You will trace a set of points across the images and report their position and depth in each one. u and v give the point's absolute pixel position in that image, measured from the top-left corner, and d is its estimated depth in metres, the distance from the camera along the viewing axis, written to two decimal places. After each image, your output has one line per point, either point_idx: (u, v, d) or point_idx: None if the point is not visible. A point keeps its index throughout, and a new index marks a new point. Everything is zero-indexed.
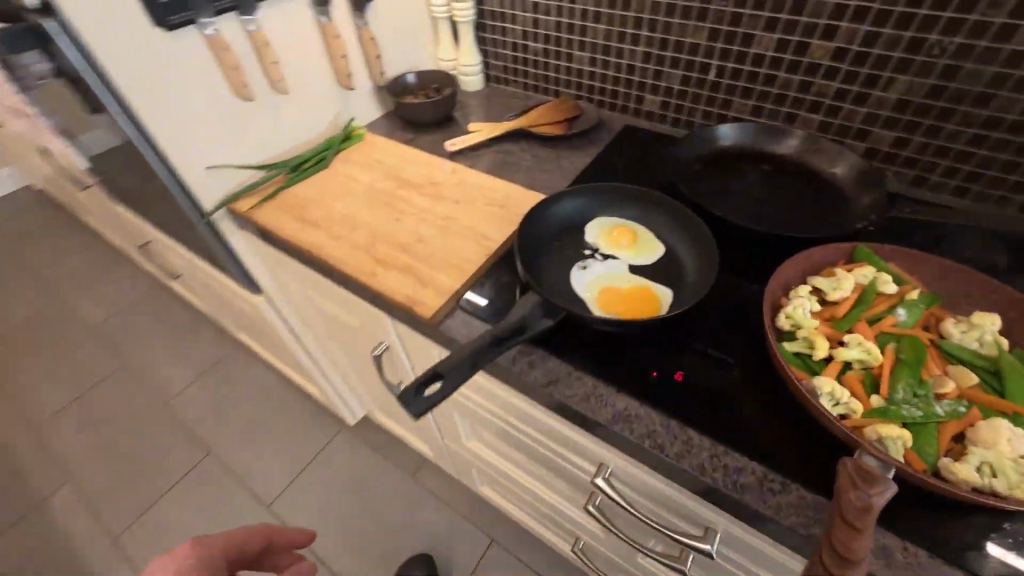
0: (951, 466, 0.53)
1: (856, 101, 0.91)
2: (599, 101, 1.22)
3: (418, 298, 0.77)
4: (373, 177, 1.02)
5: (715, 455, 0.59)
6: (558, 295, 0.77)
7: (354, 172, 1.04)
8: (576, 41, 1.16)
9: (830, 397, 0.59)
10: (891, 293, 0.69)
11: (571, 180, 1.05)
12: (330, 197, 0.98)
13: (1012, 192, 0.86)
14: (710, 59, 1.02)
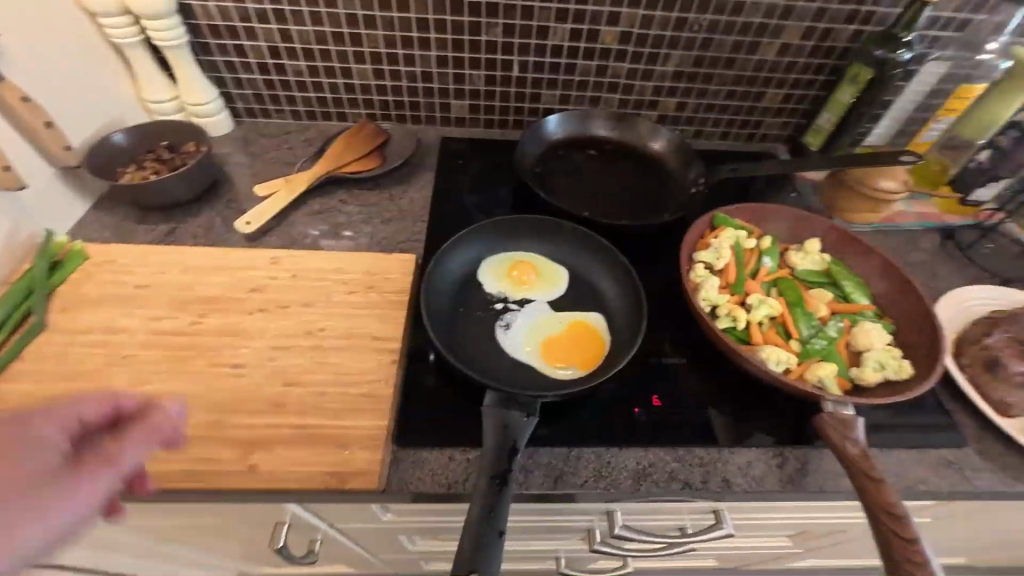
0: (863, 375, 0.67)
1: (644, 78, 1.00)
2: (399, 116, 1.05)
3: (344, 470, 0.56)
4: (147, 317, 0.67)
5: (728, 462, 0.62)
6: (502, 373, 0.66)
7: (105, 320, 0.66)
8: (349, 52, 0.94)
9: (776, 362, 0.67)
10: (751, 246, 0.81)
11: (422, 222, 0.89)
12: (88, 379, 0.60)
13: (756, 129, 1.09)
14: (510, 55, 0.96)
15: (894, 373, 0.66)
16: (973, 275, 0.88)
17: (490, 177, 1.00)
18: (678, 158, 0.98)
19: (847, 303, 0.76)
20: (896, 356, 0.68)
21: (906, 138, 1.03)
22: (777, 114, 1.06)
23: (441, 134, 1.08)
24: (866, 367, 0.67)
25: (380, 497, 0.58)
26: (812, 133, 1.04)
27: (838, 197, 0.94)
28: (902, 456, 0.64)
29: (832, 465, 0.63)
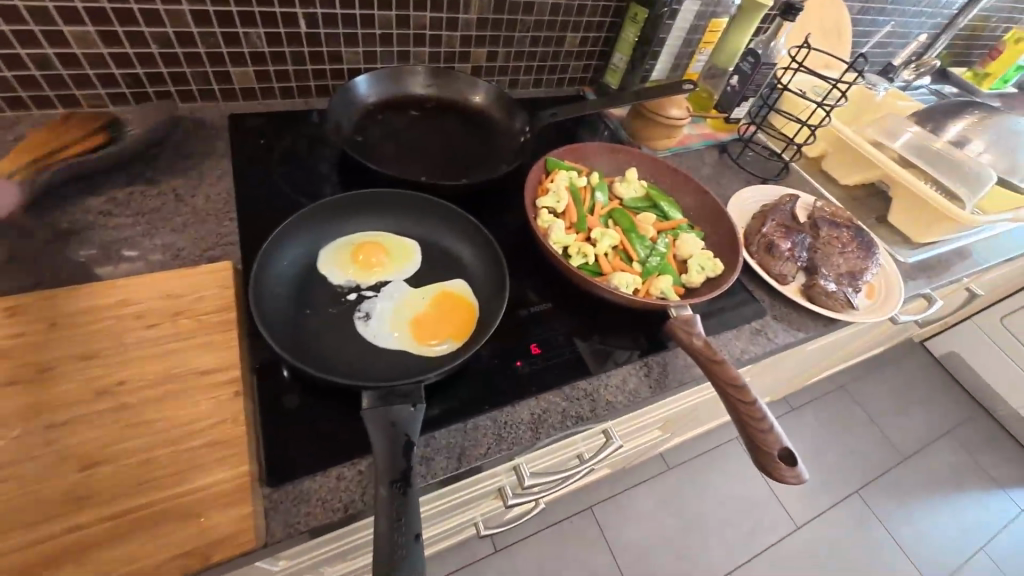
0: (691, 279, 0.78)
1: (450, 28, 0.96)
2: (160, 92, 0.83)
3: (200, 543, 0.45)
4: None
5: (607, 385, 0.67)
6: (373, 368, 0.59)
7: None
8: (49, 10, 0.68)
9: (626, 286, 0.73)
10: (584, 184, 0.86)
11: (230, 221, 0.73)
12: None
13: (562, 74, 1.15)
14: (291, 7, 0.81)
15: (711, 271, 0.78)
16: (744, 178, 1.09)
17: (304, 155, 0.86)
18: (501, 109, 0.97)
19: (667, 220, 0.87)
20: (710, 257, 0.80)
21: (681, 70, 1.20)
22: (578, 57, 1.13)
23: (227, 111, 0.88)
24: (692, 271, 0.78)
25: (262, 555, 0.48)
26: (610, 72, 1.13)
27: (640, 127, 1.06)
28: (728, 338, 0.77)
29: (685, 359, 0.72)
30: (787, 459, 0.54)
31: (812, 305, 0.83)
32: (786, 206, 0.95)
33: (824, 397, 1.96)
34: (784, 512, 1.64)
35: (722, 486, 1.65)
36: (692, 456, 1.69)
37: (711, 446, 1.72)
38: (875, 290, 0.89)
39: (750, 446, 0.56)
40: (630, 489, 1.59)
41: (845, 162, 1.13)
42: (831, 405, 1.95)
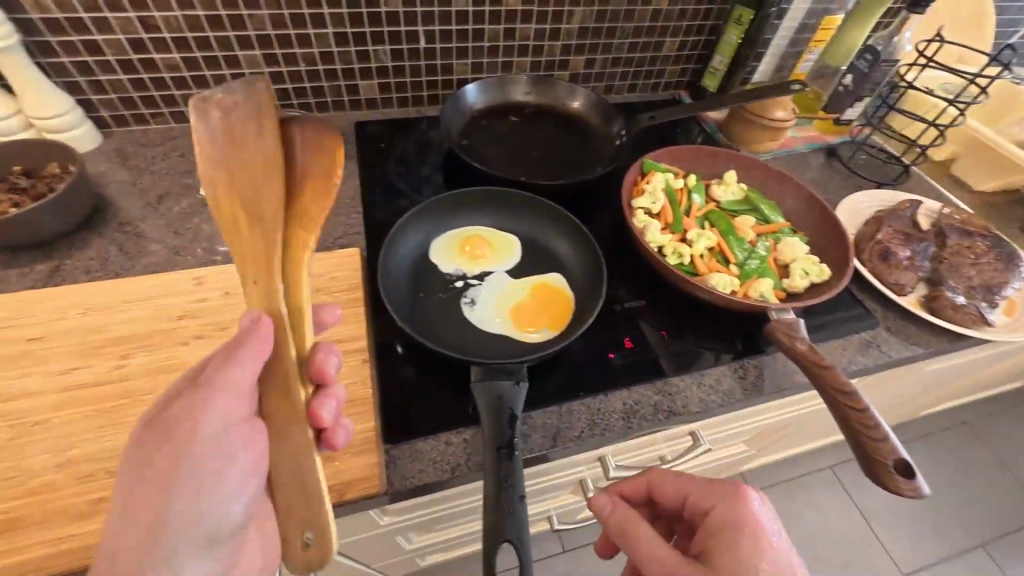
0: (793, 284, 0.75)
1: (552, 38, 1.01)
2: (302, 104, 0.98)
3: (335, 482, 0.53)
4: (64, 367, 0.58)
5: (701, 383, 0.67)
6: (478, 347, 0.65)
7: (13, 381, 0.56)
8: (230, 38, 0.85)
9: (722, 286, 0.73)
10: (681, 187, 0.86)
11: (356, 214, 0.83)
12: (9, 452, 0.52)
13: (658, 78, 1.15)
14: (413, 26, 0.92)
15: (817, 276, 0.75)
16: (854, 183, 1.02)
17: (418, 158, 0.95)
18: (598, 114, 1.01)
19: (768, 224, 0.84)
20: (816, 262, 0.77)
21: (787, 71, 1.14)
22: (675, 62, 1.13)
23: (354, 120, 1.01)
24: (794, 276, 0.75)
25: (381, 501, 0.55)
26: (709, 75, 1.12)
27: (740, 129, 1.03)
28: (832, 346, 0.74)
29: (785, 365, 0.70)
30: (904, 471, 0.51)
31: (933, 317, 0.76)
32: (906, 212, 0.88)
33: (943, 432, 1.74)
34: (886, 556, 1.47)
35: (814, 517, 1.52)
36: (779, 480, 1.57)
37: (801, 471, 1.59)
38: (1016, 308, 0.79)
39: (861, 455, 0.53)
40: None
41: (982, 166, 1.02)
42: (952, 444, 1.72)
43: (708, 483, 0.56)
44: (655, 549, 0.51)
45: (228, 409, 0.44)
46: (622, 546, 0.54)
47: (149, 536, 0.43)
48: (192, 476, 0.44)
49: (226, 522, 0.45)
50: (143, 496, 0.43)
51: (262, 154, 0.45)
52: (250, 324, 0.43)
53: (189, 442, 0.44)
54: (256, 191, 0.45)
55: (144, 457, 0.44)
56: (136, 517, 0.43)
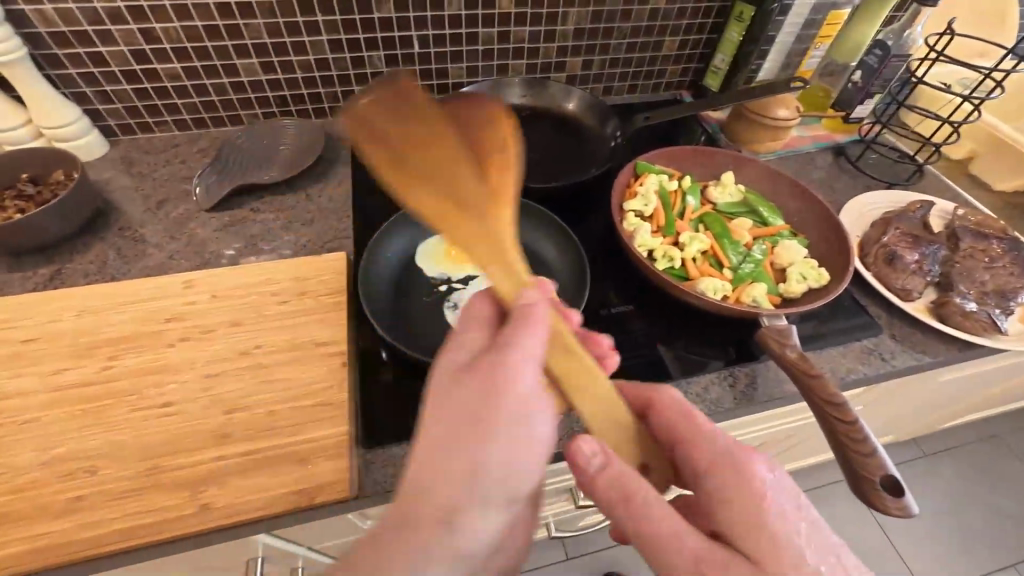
0: (789, 290, 0.72)
1: (548, 40, 1.01)
2: (300, 111, 1.00)
3: (305, 487, 0.53)
4: (55, 368, 0.60)
5: (688, 391, 0.64)
6: None
7: (6, 381, 0.58)
8: (228, 47, 0.88)
9: (713, 291, 0.70)
10: (675, 189, 0.84)
11: (347, 218, 0.84)
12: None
13: (659, 78, 1.13)
14: (407, 31, 0.93)
15: (815, 282, 0.72)
16: (864, 183, 0.98)
17: None
18: (593, 116, 0.99)
19: (766, 227, 0.81)
20: (814, 266, 0.74)
21: (792, 69, 1.10)
22: (676, 61, 1.11)
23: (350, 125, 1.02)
24: (791, 281, 0.73)
25: (353, 507, 0.55)
26: (711, 74, 1.09)
27: (742, 129, 1.00)
28: (831, 353, 0.70)
29: (777, 374, 0.67)
30: (892, 489, 0.48)
31: (942, 324, 0.72)
32: (915, 214, 0.84)
33: (972, 445, 1.65)
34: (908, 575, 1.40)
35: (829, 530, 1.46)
36: None
37: (817, 483, 1.53)
38: None
39: (847, 470, 0.51)
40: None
41: (1002, 164, 0.97)
42: (981, 456, 1.63)
43: (721, 441, 0.48)
44: (662, 522, 0.43)
45: (532, 375, 0.43)
46: (614, 509, 0.45)
47: (445, 510, 0.39)
48: (493, 449, 0.41)
49: (513, 495, 0.42)
50: (436, 464, 0.40)
51: (438, 138, 0.53)
52: (533, 302, 0.46)
53: (490, 408, 0.42)
54: (444, 180, 0.52)
55: (432, 420, 0.42)
56: (435, 487, 0.40)
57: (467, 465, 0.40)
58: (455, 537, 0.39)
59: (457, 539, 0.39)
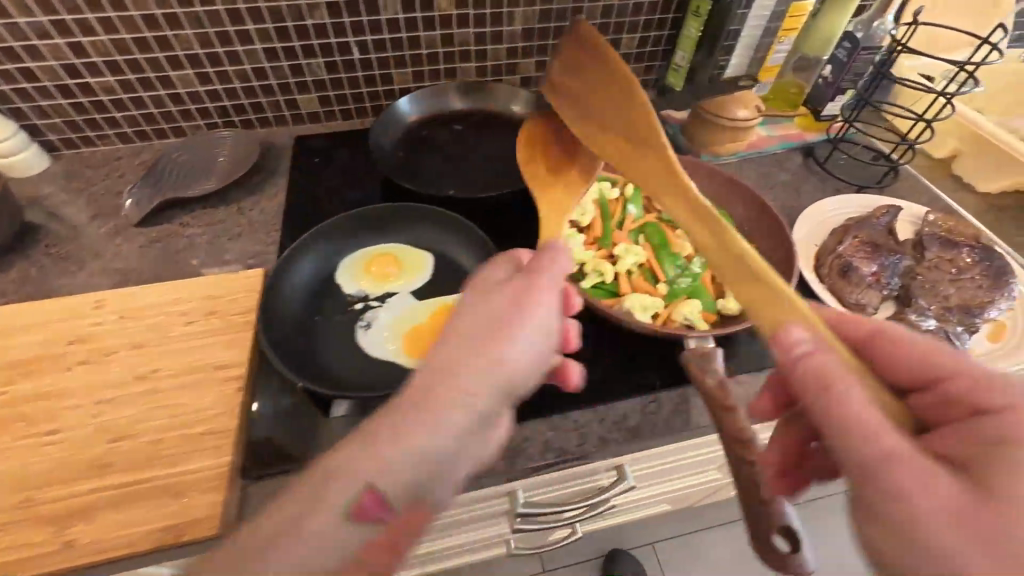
0: (726, 306, 0.67)
1: (495, 42, 0.97)
2: (244, 121, 0.98)
3: (179, 522, 0.51)
4: None
5: (603, 419, 0.60)
6: (364, 376, 0.62)
7: None
8: (160, 59, 0.86)
9: (641, 309, 0.66)
10: (616, 197, 0.79)
11: (276, 232, 0.82)
12: None
13: None
14: (344, 37, 0.90)
15: None
16: (832, 186, 0.91)
17: (353, 171, 0.93)
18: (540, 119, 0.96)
19: None
20: None
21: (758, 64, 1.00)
22: (638, 59, 1.05)
23: (296, 134, 1.00)
24: (729, 296, 0.67)
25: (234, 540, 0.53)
26: (672, 73, 1.03)
27: (702, 132, 0.93)
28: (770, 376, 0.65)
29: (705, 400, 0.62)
30: (788, 533, 0.46)
31: None
32: (881, 219, 0.78)
33: None
34: None
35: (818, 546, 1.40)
36: None
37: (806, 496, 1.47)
38: (1003, 333, 0.68)
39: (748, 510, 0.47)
40: (707, 528, 1.51)
41: (986, 163, 0.89)
42: None
43: (1012, 388, 0.38)
44: (867, 414, 0.36)
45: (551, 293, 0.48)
46: (811, 406, 0.39)
47: (443, 387, 0.42)
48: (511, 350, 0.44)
49: (501, 397, 0.44)
50: (454, 359, 0.43)
51: (620, 99, 0.64)
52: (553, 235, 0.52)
53: (513, 313, 0.46)
54: (621, 124, 0.64)
55: (458, 323, 0.46)
56: (441, 369, 0.43)
57: (481, 362, 0.43)
58: (465, 414, 0.41)
59: (473, 421, 0.42)
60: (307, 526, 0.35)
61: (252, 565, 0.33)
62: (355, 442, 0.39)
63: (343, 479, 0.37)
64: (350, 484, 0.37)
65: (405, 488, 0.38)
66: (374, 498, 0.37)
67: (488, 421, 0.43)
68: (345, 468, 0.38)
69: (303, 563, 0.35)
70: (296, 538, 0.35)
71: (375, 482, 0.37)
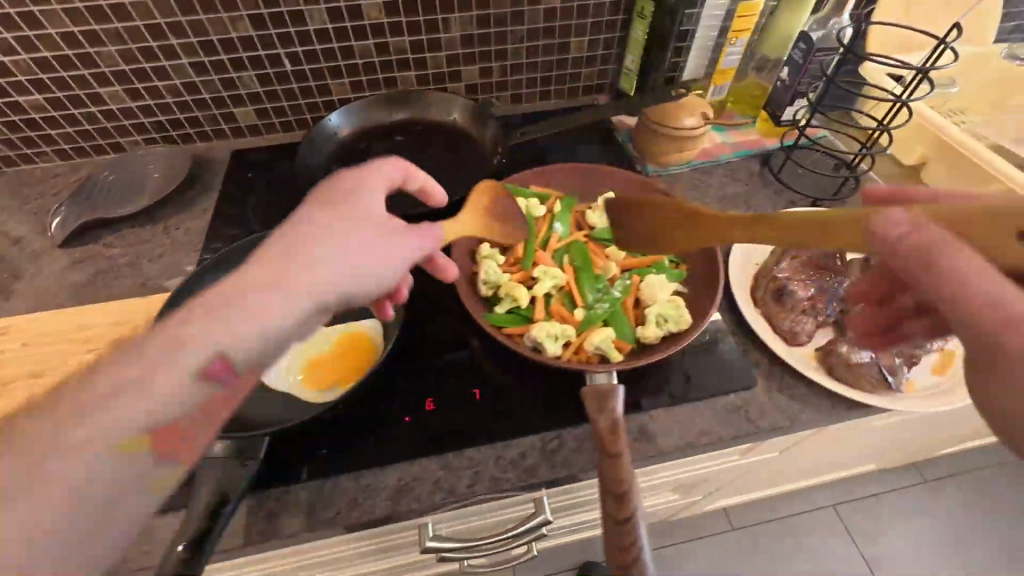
0: (643, 335, 0.62)
1: (433, 49, 0.93)
2: (181, 136, 0.96)
3: None
4: None
5: (500, 457, 0.57)
6: (257, 411, 0.60)
7: None
8: (86, 76, 0.84)
9: (549, 337, 0.62)
10: (544, 214, 0.75)
11: (198, 252, 0.81)
12: None
13: (574, 83, 1.03)
14: (273, 49, 0.88)
15: (674, 325, 0.62)
16: (786, 198, 0.85)
17: (286, 187, 0.91)
18: (480, 129, 0.92)
19: (641, 256, 0.72)
20: (677, 305, 0.64)
21: (710, 66, 0.92)
22: (590, 63, 1.00)
23: (235, 147, 0.99)
24: (647, 323, 0.63)
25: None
26: (624, 77, 0.99)
27: (648, 142, 0.88)
28: (686, 412, 0.60)
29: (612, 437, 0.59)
30: None
31: (828, 378, 0.60)
32: None
33: (966, 478, 1.47)
34: None
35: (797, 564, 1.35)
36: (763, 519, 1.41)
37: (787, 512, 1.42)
38: (949, 365, 0.62)
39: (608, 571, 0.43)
40: (685, 542, 1.40)
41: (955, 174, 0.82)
42: (985, 487, 1.46)
43: None
44: (974, 268, 0.35)
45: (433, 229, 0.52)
46: (917, 258, 0.36)
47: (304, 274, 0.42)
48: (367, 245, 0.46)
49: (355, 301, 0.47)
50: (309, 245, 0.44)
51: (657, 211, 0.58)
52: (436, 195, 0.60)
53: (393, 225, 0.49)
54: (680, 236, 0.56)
55: (331, 216, 0.46)
56: (306, 258, 0.43)
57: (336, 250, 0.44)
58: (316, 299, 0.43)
59: (325, 305, 0.43)
60: (146, 385, 0.36)
61: (86, 415, 0.34)
62: (203, 310, 0.39)
63: (186, 347, 0.37)
64: (196, 349, 0.37)
65: (254, 356, 0.40)
66: (222, 363, 0.38)
67: (343, 305, 0.46)
68: (192, 334, 0.38)
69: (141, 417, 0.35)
70: (136, 395, 0.35)
71: (227, 350, 0.38)
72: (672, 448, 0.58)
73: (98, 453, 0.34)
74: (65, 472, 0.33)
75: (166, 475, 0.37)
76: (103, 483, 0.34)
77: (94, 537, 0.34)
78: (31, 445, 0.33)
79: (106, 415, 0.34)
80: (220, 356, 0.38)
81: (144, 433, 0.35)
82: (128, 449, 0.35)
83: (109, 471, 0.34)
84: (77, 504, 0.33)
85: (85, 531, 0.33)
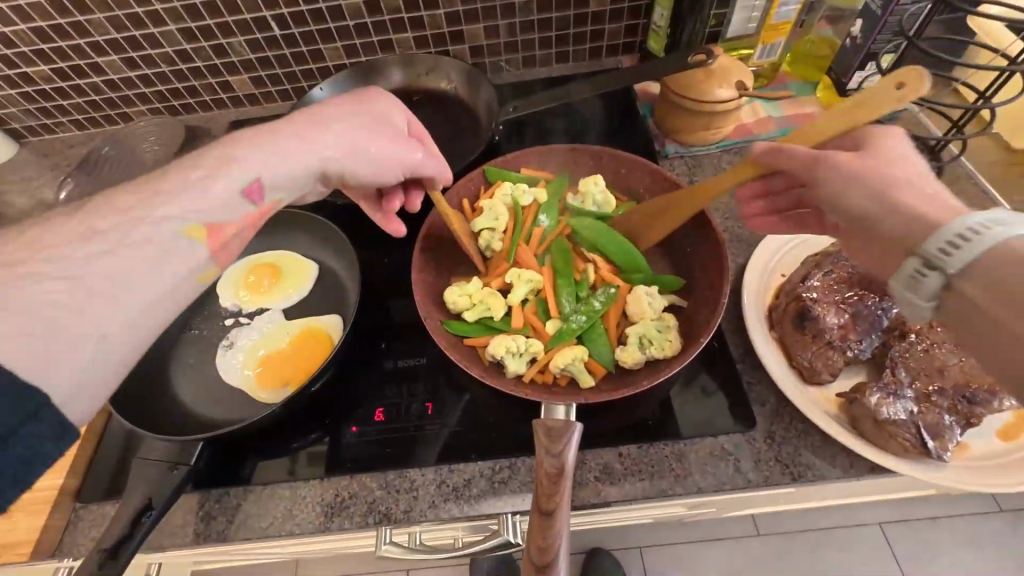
0: (621, 358, 0.53)
1: (429, 6, 0.82)
2: (183, 105, 0.94)
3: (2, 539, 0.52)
4: None
5: (442, 483, 0.53)
6: (208, 410, 0.58)
7: None
8: (82, 45, 0.81)
9: (512, 354, 0.54)
10: (530, 204, 0.65)
11: None
12: None
13: (595, 42, 0.89)
14: (258, 12, 0.80)
15: (659, 351, 0.52)
16: None
17: None
18: (478, 101, 0.82)
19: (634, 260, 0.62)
20: (665, 325, 0.54)
21: (757, 21, 0.74)
22: (614, 17, 0.85)
23: (233, 117, 0.95)
24: (627, 345, 0.53)
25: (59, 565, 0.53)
26: (652, 36, 0.83)
27: (670, 118, 0.74)
28: (663, 453, 0.52)
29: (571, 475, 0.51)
30: None
31: (846, 432, 0.49)
32: None
33: None
34: None
35: None
36: (791, 530, 1.29)
37: (820, 525, 1.28)
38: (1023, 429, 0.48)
39: None
40: (702, 543, 1.29)
41: None
42: None
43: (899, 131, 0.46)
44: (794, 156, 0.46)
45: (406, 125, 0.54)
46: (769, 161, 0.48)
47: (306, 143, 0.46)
48: (348, 124, 0.48)
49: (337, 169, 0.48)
50: (333, 120, 0.47)
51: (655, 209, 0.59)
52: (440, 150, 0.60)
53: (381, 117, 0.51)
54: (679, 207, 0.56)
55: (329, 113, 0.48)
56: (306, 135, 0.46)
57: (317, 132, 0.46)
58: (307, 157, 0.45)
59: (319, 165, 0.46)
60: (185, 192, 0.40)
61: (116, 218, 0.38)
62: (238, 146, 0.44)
63: (231, 165, 0.42)
64: (238, 168, 0.42)
65: (281, 186, 0.45)
66: (256, 185, 0.43)
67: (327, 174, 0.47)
68: (229, 159, 0.42)
69: (198, 211, 0.40)
70: (198, 190, 0.40)
71: (260, 174, 0.43)
72: (640, 496, 0.50)
73: (164, 229, 0.38)
74: (137, 241, 0.37)
75: (210, 269, 0.41)
76: (170, 260, 0.38)
77: (150, 315, 0.38)
78: (87, 223, 0.37)
79: (167, 206, 0.39)
80: (255, 183, 0.43)
81: (201, 222, 0.40)
82: (190, 233, 0.39)
83: (173, 244, 0.39)
84: (140, 273, 0.37)
85: (127, 330, 0.36)
